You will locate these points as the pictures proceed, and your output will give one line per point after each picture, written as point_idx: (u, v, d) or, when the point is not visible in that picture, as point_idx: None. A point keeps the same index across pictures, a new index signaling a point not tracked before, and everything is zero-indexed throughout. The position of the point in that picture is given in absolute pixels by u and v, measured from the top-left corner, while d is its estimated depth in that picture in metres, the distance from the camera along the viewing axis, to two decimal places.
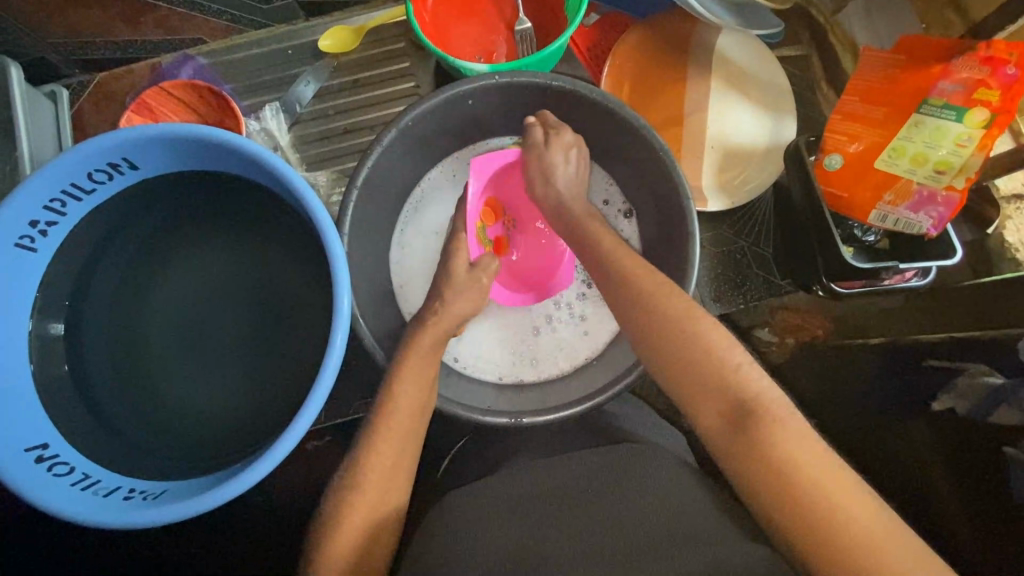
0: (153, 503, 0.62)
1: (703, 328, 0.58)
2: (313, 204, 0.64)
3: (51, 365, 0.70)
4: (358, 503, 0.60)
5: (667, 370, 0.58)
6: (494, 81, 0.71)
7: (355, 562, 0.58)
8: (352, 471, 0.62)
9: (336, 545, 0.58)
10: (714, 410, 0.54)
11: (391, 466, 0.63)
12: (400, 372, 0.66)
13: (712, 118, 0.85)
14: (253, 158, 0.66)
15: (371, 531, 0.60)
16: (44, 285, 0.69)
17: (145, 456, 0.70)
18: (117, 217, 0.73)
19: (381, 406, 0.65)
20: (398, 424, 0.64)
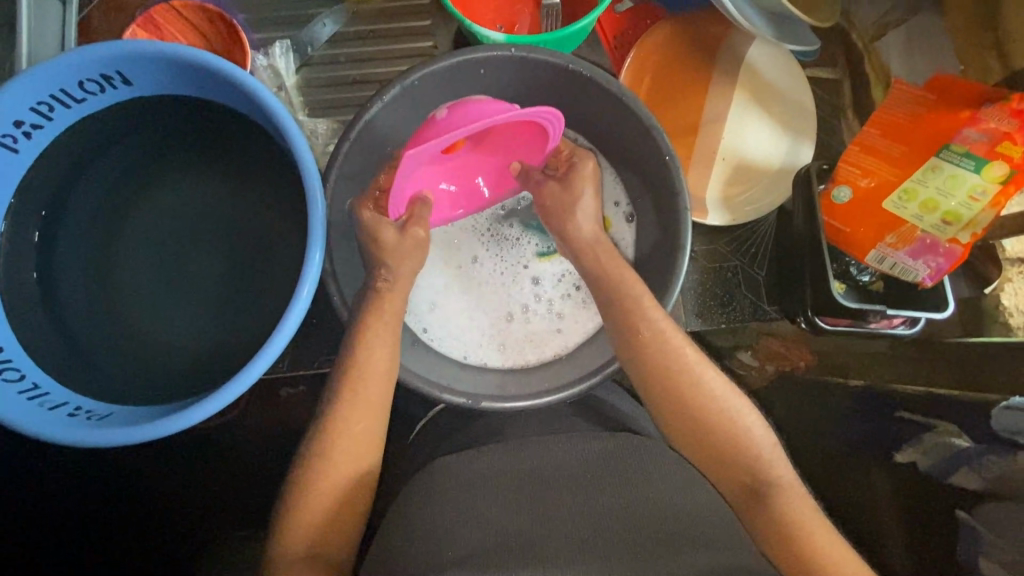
0: (99, 424, 0.62)
1: (705, 402, 0.64)
2: (304, 154, 0.62)
3: (20, 271, 0.69)
4: (328, 462, 0.62)
5: (682, 437, 0.65)
6: (511, 52, 0.68)
7: (328, 520, 0.61)
8: (318, 438, 0.63)
9: (311, 505, 0.60)
10: (734, 479, 0.63)
11: (360, 432, 0.64)
12: (364, 337, 0.65)
13: (729, 129, 0.83)
14: (249, 93, 0.64)
15: (338, 494, 0.61)
16: (23, 189, 0.68)
17: (102, 378, 0.70)
18: (104, 132, 0.71)
19: (345, 367, 0.65)
20: (366, 392, 0.64)
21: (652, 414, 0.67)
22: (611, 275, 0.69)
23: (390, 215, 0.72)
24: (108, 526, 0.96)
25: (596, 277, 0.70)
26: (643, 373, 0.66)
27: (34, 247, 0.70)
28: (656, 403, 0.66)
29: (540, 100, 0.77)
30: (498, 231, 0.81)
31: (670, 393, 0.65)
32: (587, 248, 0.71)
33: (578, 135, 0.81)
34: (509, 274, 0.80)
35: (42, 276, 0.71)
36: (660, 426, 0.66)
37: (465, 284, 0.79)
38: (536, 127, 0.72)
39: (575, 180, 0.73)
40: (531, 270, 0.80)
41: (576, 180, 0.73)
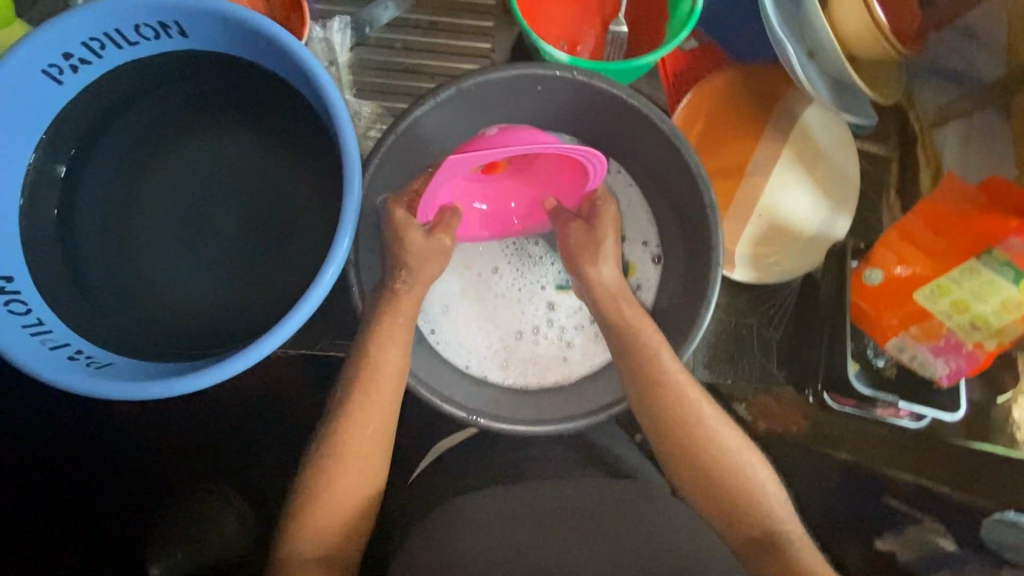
0: (97, 373, 0.62)
1: (716, 452, 0.64)
2: (351, 144, 0.62)
3: (42, 202, 0.69)
4: (339, 453, 0.63)
5: (690, 486, 0.65)
6: (572, 75, 0.67)
7: (341, 523, 0.62)
8: (330, 441, 0.63)
9: (326, 501, 0.62)
10: (744, 530, 0.62)
11: (371, 428, 0.64)
12: (381, 331, 0.65)
13: (771, 187, 0.82)
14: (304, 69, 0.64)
15: (349, 498, 0.63)
16: (59, 121, 0.68)
17: (104, 327, 0.69)
18: (149, 78, 0.71)
19: (359, 360, 0.66)
20: (378, 392, 0.64)
21: (660, 459, 0.67)
22: (629, 318, 0.69)
23: (419, 217, 0.71)
24: (78, 474, 0.95)
25: (612, 320, 0.70)
26: (653, 418, 0.65)
27: (59, 182, 0.70)
28: (664, 451, 0.66)
29: (590, 125, 0.76)
30: (523, 247, 0.79)
31: (680, 440, 0.65)
32: (611, 288, 0.71)
33: (620, 167, 0.80)
34: (524, 293, 0.78)
35: (63, 212, 0.70)
36: (669, 472, 0.66)
37: (479, 294, 0.78)
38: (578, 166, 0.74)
39: (600, 223, 0.73)
40: (550, 295, 0.78)
41: (599, 223, 0.73)
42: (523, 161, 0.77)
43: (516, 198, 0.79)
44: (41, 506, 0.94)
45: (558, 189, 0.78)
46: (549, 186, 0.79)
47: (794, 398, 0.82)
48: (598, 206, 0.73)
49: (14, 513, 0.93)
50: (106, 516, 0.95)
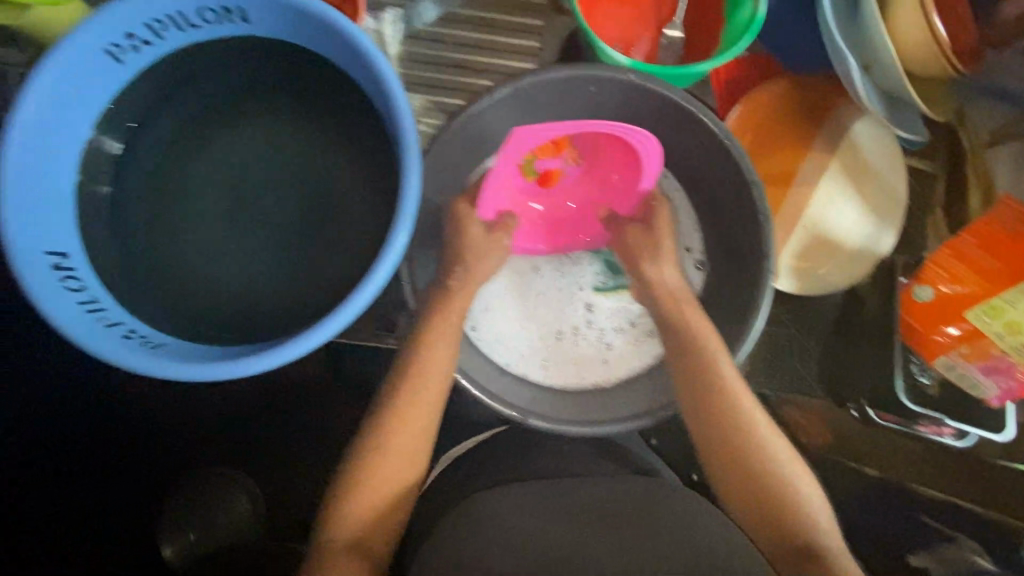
0: (150, 352, 0.62)
1: (759, 459, 0.65)
2: (411, 134, 0.63)
3: (95, 180, 0.70)
4: (382, 443, 0.65)
5: (730, 491, 0.65)
6: (630, 77, 0.67)
7: (380, 513, 0.63)
8: (377, 431, 0.65)
9: (367, 491, 0.63)
10: (786, 541, 0.62)
11: (416, 421, 0.65)
12: (433, 331, 0.67)
13: (817, 198, 0.82)
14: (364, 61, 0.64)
15: (390, 489, 0.64)
16: (117, 100, 0.69)
17: (158, 308, 0.71)
18: (206, 62, 0.72)
19: (409, 356, 0.67)
20: (427, 386, 0.65)
21: (703, 464, 0.68)
22: (678, 325, 0.70)
23: (478, 215, 0.74)
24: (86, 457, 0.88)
25: (665, 324, 0.71)
26: (701, 422, 0.66)
27: (112, 159, 0.71)
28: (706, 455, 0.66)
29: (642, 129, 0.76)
30: (565, 247, 0.79)
31: (723, 445, 0.65)
32: (666, 293, 0.72)
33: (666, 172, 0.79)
34: (564, 293, 0.79)
35: (114, 189, 0.72)
36: (711, 476, 0.67)
37: (520, 294, 0.78)
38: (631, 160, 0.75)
39: (657, 226, 0.75)
40: (588, 296, 0.79)
41: (656, 225, 0.75)
42: (580, 172, 0.78)
43: (572, 205, 0.79)
44: (46, 501, 0.85)
45: (614, 195, 0.78)
46: (603, 201, 0.79)
47: (828, 411, 0.82)
48: (654, 207, 0.75)
49: (13, 511, 0.83)
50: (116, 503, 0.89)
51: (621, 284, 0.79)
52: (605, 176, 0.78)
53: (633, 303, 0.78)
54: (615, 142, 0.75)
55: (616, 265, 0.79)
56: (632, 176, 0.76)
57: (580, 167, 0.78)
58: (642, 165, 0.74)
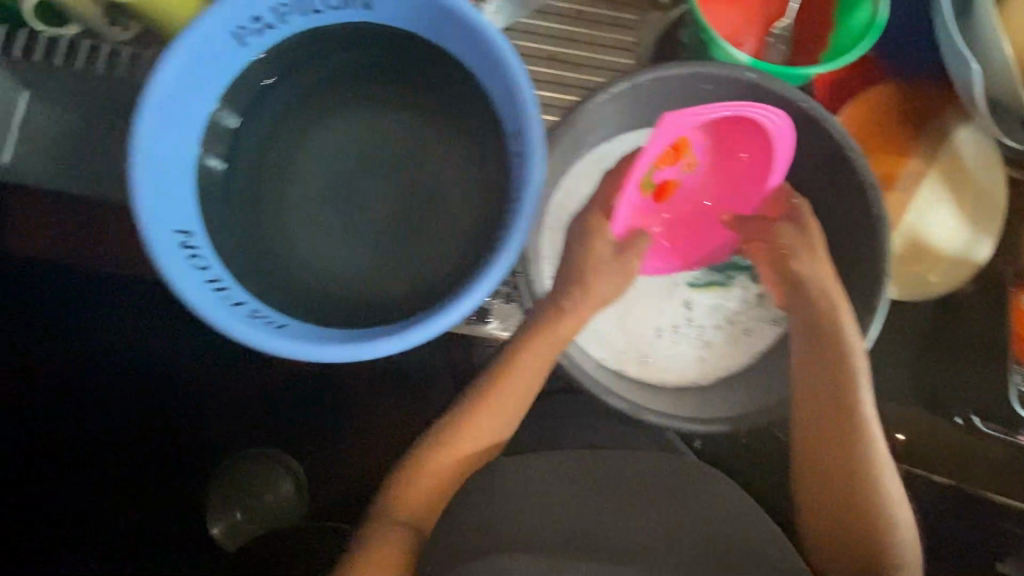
0: (276, 332, 0.64)
1: (855, 480, 0.69)
2: (535, 128, 0.63)
3: (211, 157, 0.72)
4: (458, 436, 0.73)
5: (819, 499, 0.71)
6: (747, 76, 0.68)
7: (444, 486, 0.73)
8: (462, 415, 0.74)
9: (438, 465, 0.73)
10: (865, 537, 0.68)
11: (495, 412, 0.73)
12: (528, 349, 0.71)
13: (915, 206, 0.81)
14: (489, 51, 0.65)
15: (457, 467, 0.74)
16: (237, 80, 0.71)
17: (271, 289, 0.73)
18: (322, 46, 0.73)
19: (498, 370, 0.73)
20: (517, 383, 0.73)
21: (797, 457, 0.73)
22: (808, 337, 0.71)
23: (613, 234, 0.73)
24: (149, 442, 1.08)
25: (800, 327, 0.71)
26: (806, 421, 0.71)
27: (227, 138, 0.73)
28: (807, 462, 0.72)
29: None
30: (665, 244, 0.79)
31: (822, 459, 0.71)
32: (801, 292, 0.71)
33: None
34: (662, 289, 0.78)
35: (228, 167, 0.74)
36: (800, 470, 0.73)
37: (620, 292, 0.78)
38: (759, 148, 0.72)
39: (808, 223, 0.71)
40: (685, 292, 0.78)
41: (809, 222, 0.71)
42: (699, 176, 0.76)
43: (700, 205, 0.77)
44: (85, 481, 1.09)
45: (742, 187, 0.76)
46: (734, 199, 0.76)
47: None
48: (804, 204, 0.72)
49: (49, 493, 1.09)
50: (171, 487, 1.08)
51: (717, 282, 0.79)
52: (730, 169, 0.75)
53: (730, 301, 0.79)
54: (737, 131, 0.73)
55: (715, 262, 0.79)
56: (762, 164, 0.74)
57: (702, 169, 0.75)
58: (772, 149, 0.72)
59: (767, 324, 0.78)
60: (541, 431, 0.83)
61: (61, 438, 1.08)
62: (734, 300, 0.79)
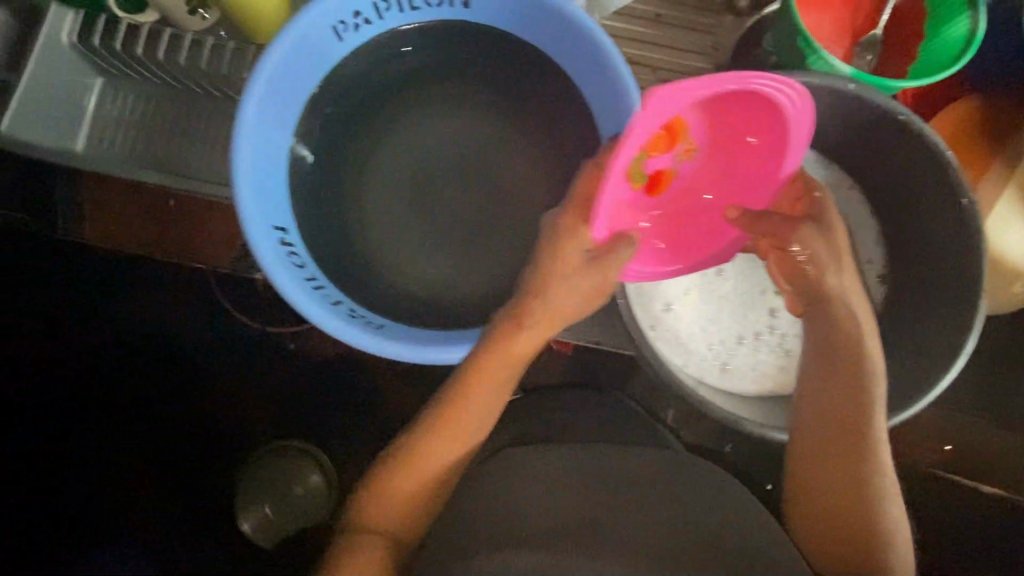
0: (376, 331, 0.65)
1: (852, 506, 0.62)
2: None
3: (301, 151, 0.71)
4: (412, 458, 0.64)
5: (817, 530, 0.63)
6: (848, 87, 0.67)
7: (406, 508, 0.64)
8: (424, 426, 0.65)
9: (396, 484, 0.64)
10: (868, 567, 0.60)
11: (457, 424, 0.65)
12: (500, 358, 0.63)
13: (992, 227, 0.80)
14: (593, 53, 0.65)
15: (418, 487, 0.64)
16: (329, 75, 0.71)
17: (355, 284, 0.72)
18: (414, 42, 0.73)
19: (457, 384, 0.64)
20: (481, 393, 0.64)
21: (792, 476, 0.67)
22: (815, 352, 0.66)
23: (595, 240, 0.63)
24: (126, 439, 1.03)
25: (815, 340, 0.66)
26: (805, 433, 0.65)
27: (315, 132, 0.72)
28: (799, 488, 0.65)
29: (835, 139, 0.77)
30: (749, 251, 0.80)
31: (815, 483, 0.64)
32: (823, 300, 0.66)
33: (852, 185, 0.81)
34: (749, 296, 0.79)
35: (316, 161, 0.73)
36: (792, 488, 0.66)
37: (704, 297, 0.79)
38: (767, 128, 0.66)
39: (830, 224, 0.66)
40: (772, 300, 0.79)
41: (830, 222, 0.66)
42: (696, 162, 0.72)
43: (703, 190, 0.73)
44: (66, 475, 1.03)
45: (745, 173, 0.70)
46: (735, 187, 0.71)
47: None
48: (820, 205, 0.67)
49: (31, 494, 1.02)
50: (153, 488, 1.03)
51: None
52: (734, 152, 0.70)
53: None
54: (739, 109, 0.66)
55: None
56: (767, 152, 0.67)
57: (701, 155, 0.71)
58: (785, 132, 0.64)
59: None
60: (583, 428, 0.76)
61: (24, 445, 1.03)
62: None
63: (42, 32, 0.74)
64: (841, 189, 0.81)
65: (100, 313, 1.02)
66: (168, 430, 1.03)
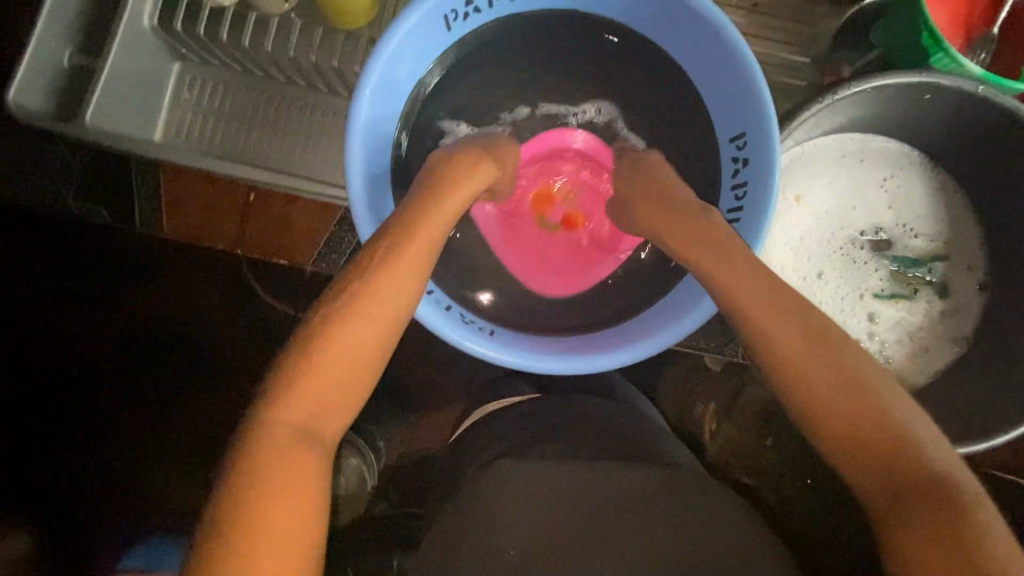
0: (493, 339, 0.63)
1: (863, 423, 0.49)
2: (766, 135, 0.61)
3: (400, 141, 0.69)
4: (279, 407, 0.50)
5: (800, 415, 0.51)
6: (977, 90, 0.65)
7: (331, 397, 0.51)
8: (336, 297, 0.53)
9: (320, 368, 0.51)
10: (863, 432, 0.49)
11: (383, 292, 0.53)
12: (375, 271, 0.53)
13: None
14: (715, 49, 0.63)
15: (346, 368, 0.52)
16: (436, 63, 0.69)
17: (455, 280, 0.72)
18: (520, 32, 0.71)
19: (372, 247, 0.55)
20: (404, 252, 0.55)
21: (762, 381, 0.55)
22: None
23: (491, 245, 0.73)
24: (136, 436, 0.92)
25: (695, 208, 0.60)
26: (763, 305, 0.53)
27: (414, 121, 0.71)
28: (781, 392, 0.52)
29: (945, 144, 0.75)
30: (850, 252, 0.78)
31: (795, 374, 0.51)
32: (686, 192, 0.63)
33: (956, 191, 0.79)
34: (849, 300, 0.78)
35: (411, 153, 0.71)
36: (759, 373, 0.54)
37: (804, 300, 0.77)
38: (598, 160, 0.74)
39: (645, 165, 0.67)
40: (870, 304, 0.78)
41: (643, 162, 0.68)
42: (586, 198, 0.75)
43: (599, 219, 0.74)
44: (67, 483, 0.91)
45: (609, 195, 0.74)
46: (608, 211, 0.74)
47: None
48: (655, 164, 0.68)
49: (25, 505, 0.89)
50: (177, 486, 0.92)
51: (902, 295, 0.79)
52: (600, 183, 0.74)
53: (913, 317, 0.79)
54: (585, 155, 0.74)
55: (903, 275, 0.79)
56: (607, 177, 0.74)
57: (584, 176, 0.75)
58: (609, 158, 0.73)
59: (947, 342, 0.79)
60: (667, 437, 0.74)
61: (25, 446, 0.90)
62: (916, 316, 0.79)
63: (123, 16, 0.70)
64: (946, 193, 0.79)
65: (109, 300, 0.91)
66: (181, 430, 0.92)
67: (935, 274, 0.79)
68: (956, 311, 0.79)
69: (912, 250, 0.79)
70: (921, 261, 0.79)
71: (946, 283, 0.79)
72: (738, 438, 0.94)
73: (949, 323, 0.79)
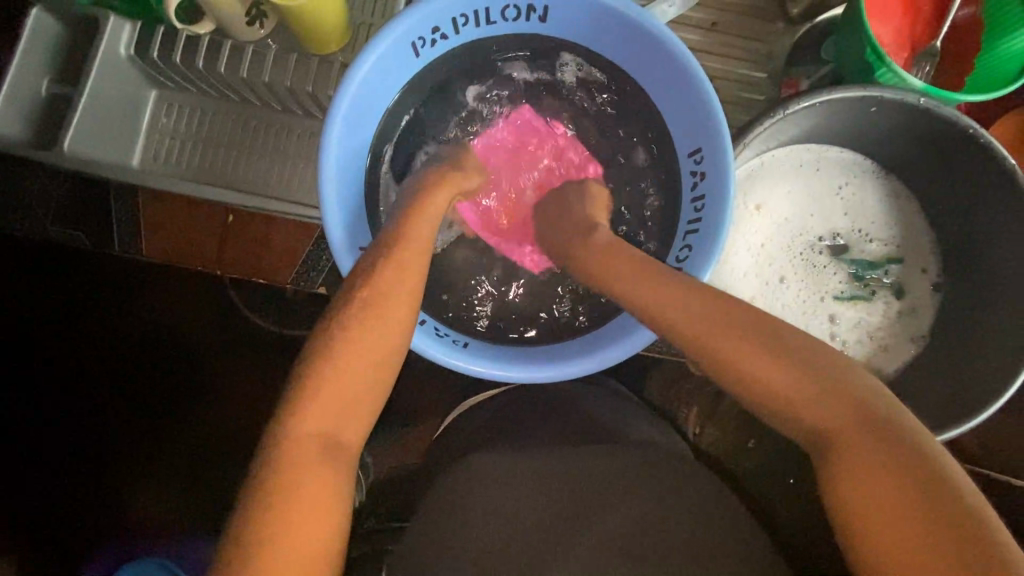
0: (466, 350, 0.66)
1: (858, 432, 0.50)
2: (721, 150, 0.64)
3: (374, 163, 0.72)
4: (300, 416, 0.51)
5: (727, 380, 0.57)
6: (918, 102, 0.69)
7: (337, 405, 0.53)
8: (338, 308, 0.55)
9: (330, 380, 0.53)
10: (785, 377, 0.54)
11: (387, 303, 0.56)
12: (385, 277, 0.56)
13: None
14: (670, 70, 0.67)
15: (350, 374, 0.53)
16: (406, 87, 0.72)
17: (429, 295, 0.74)
18: (486, 56, 0.74)
19: (375, 255, 0.58)
20: (405, 262, 0.58)
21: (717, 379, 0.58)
22: None
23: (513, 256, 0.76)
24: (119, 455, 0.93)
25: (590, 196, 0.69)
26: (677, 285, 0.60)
27: (387, 143, 0.73)
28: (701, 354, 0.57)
29: (895, 153, 0.79)
30: (811, 257, 0.82)
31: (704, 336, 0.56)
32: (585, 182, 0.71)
33: (908, 195, 0.83)
34: (811, 302, 0.82)
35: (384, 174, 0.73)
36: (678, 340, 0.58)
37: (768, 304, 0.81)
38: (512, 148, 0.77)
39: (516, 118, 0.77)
40: (830, 306, 0.82)
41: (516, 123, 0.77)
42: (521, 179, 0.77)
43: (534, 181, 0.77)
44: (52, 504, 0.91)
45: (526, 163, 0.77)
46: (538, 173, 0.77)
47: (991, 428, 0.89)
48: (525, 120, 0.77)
49: None
50: (160, 502, 0.92)
51: (860, 297, 0.83)
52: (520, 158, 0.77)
53: (872, 317, 0.83)
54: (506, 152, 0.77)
55: (860, 278, 0.82)
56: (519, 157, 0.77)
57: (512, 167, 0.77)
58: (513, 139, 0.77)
59: (906, 341, 0.82)
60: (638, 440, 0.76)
61: None
62: (875, 317, 0.83)
63: (99, 48, 0.73)
64: (899, 198, 0.83)
65: (89, 323, 0.92)
66: (163, 448, 0.93)
67: (891, 275, 0.83)
68: (913, 311, 0.82)
69: (869, 254, 0.83)
70: (877, 264, 0.83)
71: (902, 284, 0.83)
72: (715, 439, 0.96)
73: (908, 322, 0.82)
